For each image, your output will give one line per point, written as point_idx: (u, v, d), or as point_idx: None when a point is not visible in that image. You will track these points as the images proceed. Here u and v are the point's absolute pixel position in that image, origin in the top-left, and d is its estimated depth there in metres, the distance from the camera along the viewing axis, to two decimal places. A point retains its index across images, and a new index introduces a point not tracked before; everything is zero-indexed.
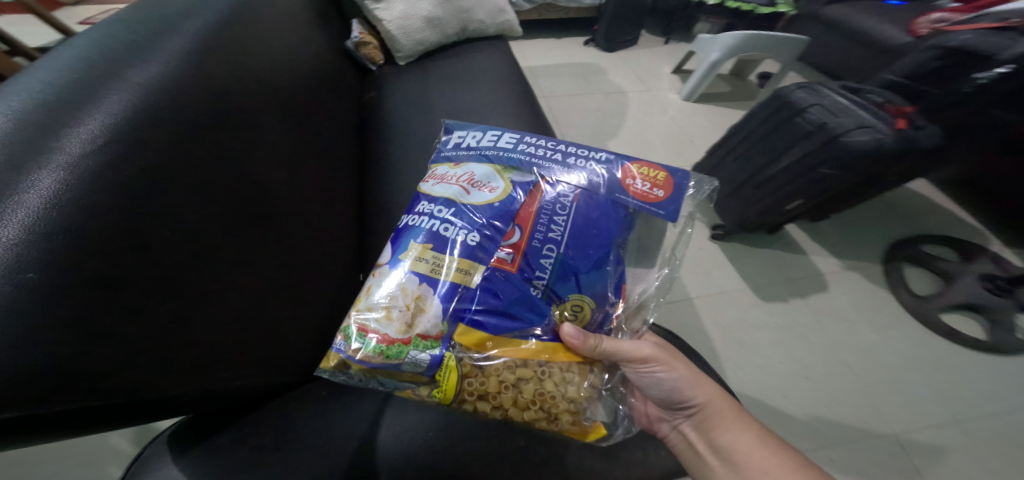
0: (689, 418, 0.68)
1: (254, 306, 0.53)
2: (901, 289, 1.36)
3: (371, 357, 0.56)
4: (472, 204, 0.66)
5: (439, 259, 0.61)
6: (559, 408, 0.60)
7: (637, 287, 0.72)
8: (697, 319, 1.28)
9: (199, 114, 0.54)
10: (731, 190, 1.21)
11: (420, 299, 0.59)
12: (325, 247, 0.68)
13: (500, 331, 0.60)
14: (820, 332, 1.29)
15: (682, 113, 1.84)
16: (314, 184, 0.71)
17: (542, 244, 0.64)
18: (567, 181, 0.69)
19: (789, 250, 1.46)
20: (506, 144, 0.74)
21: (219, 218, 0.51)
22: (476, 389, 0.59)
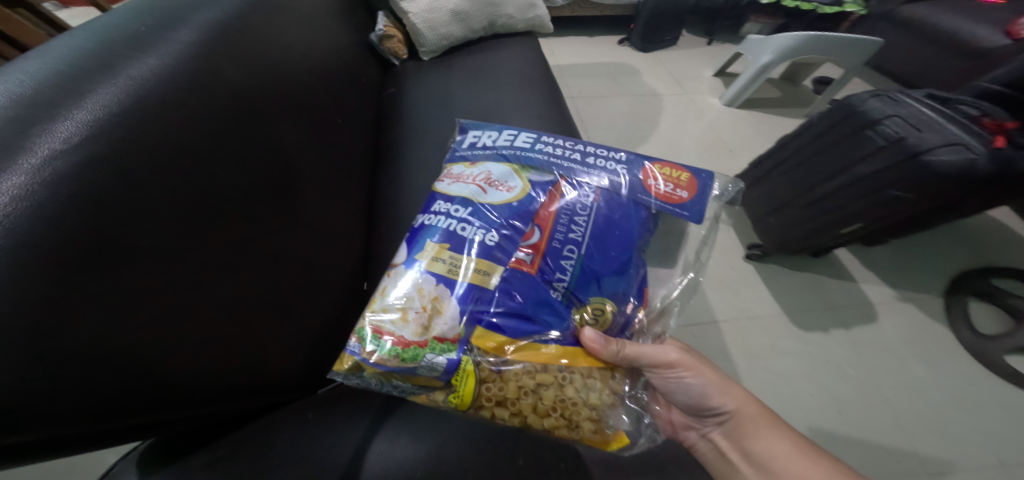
0: (719, 425, 0.66)
1: (248, 313, 0.48)
2: (960, 326, 1.22)
3: (385, 360, 0.52)
4: (490, 203, 0.62)
5: (457, 259, 0.56)
6: (581, 416, 0.54)
7: (659, 291, 0.67)
8: (722, 344, 1.16)
9: (201, 104, 0.50)
10: (775, 207, 1.11)
11: (436, 301, 0.54)
12: (330, 250, 0.63)
13: (520, 334, 0.55)
14: (857, 364, 1.16)
15: (720, 119, 1.73)
16: (324, 182, 0.66)
17: (563, 244, 0.60)
18: (588, 180, 0.65)
19: (832, 275, 1.33)
20: (523, 143, 0.70)
21: (214, 217, 0.47)
22: (495, 396, 0.53)
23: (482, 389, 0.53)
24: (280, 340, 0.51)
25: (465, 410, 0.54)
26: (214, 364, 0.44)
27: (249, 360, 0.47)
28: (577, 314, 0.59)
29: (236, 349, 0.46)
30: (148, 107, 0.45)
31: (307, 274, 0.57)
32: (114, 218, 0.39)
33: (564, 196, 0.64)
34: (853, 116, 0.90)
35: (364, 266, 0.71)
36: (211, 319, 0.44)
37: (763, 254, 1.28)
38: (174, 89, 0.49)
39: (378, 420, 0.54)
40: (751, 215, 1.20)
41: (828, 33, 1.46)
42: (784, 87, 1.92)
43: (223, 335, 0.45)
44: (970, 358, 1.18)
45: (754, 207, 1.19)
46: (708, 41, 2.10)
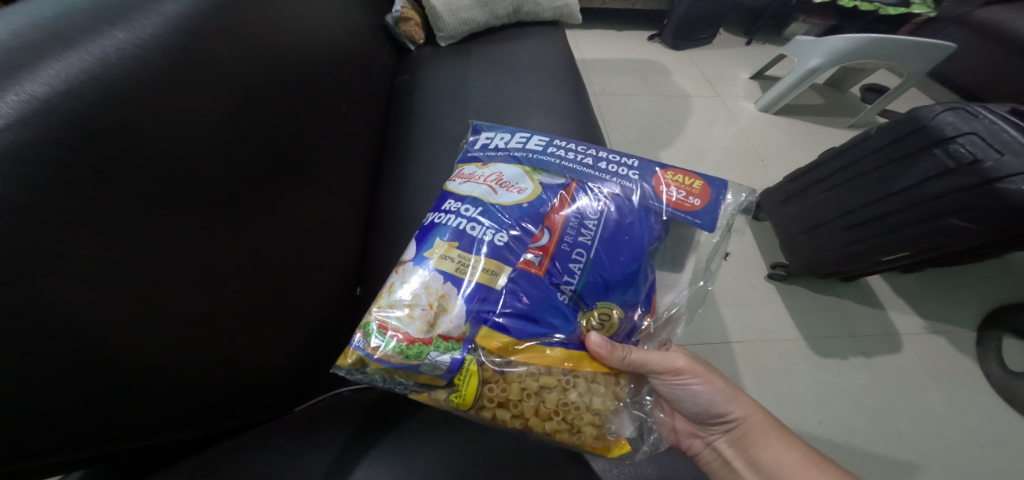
0: (727, 433, 0.58)
1: (210, 319, 0.42)
2: (990, 361, 1.11)
3: (387, 356, 0.46)
4: (497, 201, 0.55)
5: (466, 258, 0.50)
6: (583, 420, 0.48)
7: (665, 298, 0.59)
8: (733, 367, 1.07)
9: (177, 79, 0.44)
10: (810, 226, 1.04)
11: (443, 298, 0.48)
12: (318, 249, 0.57)
13: (525, 336, 0.49)
14: (873, 394, 1.06)
15: (752, 125, 1.62)
16: (319, 175, 0.60)
17: (573, 246, 0.53)
18: (602, 184, 0.58)
19: (859, 300, 1.22)
20: (531, 145, 0.62)
21: (181, 211, 0.41)
22: (495, 398, 0.48)
23: (484, 390, 0.48)
24: (250, 349, 0.46)
25: (466, 410, 0.48)
26: (158, 378, 0.38)
27: (208, 370, 0.42)
28: (585, 316, 0.52)
29: (191, 359, 0.40)
30: (112, 80, 0.40)
31: (289, 275, 0.51)
32: (53, 206, 0.33)
33: (574, 204, 0.56)
34: (921, 131, 0.80)
35: (356, 268, 0.65)
36: (162, 326, 0.38)
37: (787, 275, 1.18)
38: (145, 60, 0.43)
39: (350, 435, 0.47)
40: (784, 232, 1.11)
41: (891, 36, 1.33)
42: (828, 94, 1.80)
43: (175, 342, 0.39)
44: (995, 396, 1.08)
45: (787, 225, 1.10)
46: (746, 41, 1.98)
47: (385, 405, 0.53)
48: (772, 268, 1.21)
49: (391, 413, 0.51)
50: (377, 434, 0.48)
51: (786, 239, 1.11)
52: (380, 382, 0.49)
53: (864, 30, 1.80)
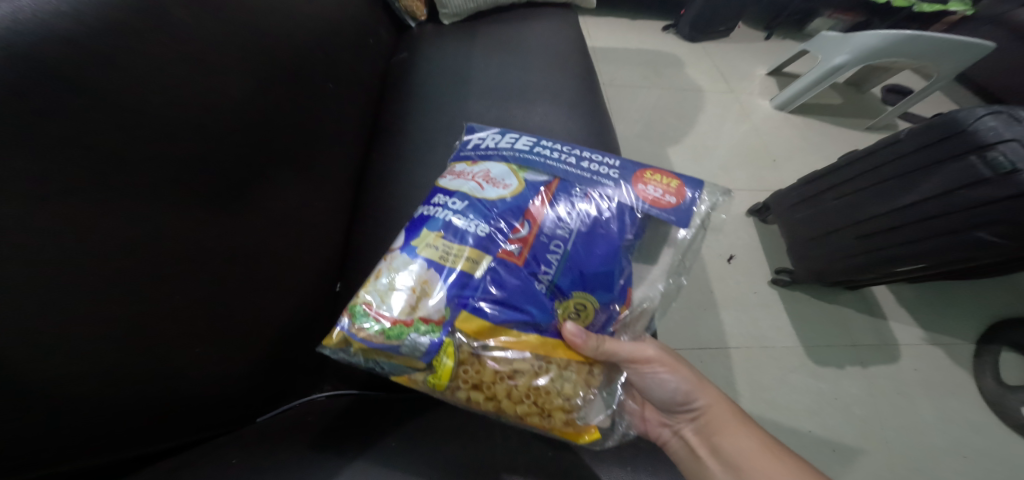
0: (692, 422, 0.53)
1: (156, 313, 0.38)
2: (985, 375, 1.07)
3: (370, 336, 0.43)
4: (484, 196, 0.51)
5: (451, 248, 0.47)
6: (555, 404, 0.44)
7: (638, 290, 0.54)
8: (729, 374, 1.02)
9: (130, 44, 0.40)
10: (817, 234, 1.00)
11: (426, 283, 0.45)
12: (291, 238, 0.53)
13: (502, 321, 0.45)
14: (868, 406, 1.03)
15: (765, 123, 1.57)
16: (296, 158, 0.55)
17: (552, 237, 0.49)
18: (589, 184, 0.53)
19: (862, 309, 1.16)
20: (516, 146, 0.57)
21: (127, 192, 0.37)
22: (465, 378, 0.44)
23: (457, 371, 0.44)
24: (203, 345, 0.41)
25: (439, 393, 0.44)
26: (89, 375, 0.34)
27: (150, 368, 0.37)
28: (561, 309, 0.48)
29: (131, 356, 0.36)
30: (50, 37, 0.35)
31: (254, 266, 0.47)
32: None
33: (555, 205, 0.51)
34: (957, 136, 0.75)
35: (335, 259, 0.61)
36: (96, 320, 0.34)
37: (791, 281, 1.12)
38: (92, 19, 0.38)
39: (309, 438, 0.43)
40: (793, 238, 1.07)
41: (925, 34, 1.28)
42: (847, 95, 1.75)
43: (110, 337, 0.35)
44: (989, 410, 1.04)
45: (796, 231, 1.06)
46: (766, 35, 1.90)
47: (353, 410, 0.49)
48: (777, 273, 1.14)
49: (354, 419, 0.47)
50: (340, 435, 0.44)
51: (795, 246, 1.07)
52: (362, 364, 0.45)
53: (891, 27, 1.73)
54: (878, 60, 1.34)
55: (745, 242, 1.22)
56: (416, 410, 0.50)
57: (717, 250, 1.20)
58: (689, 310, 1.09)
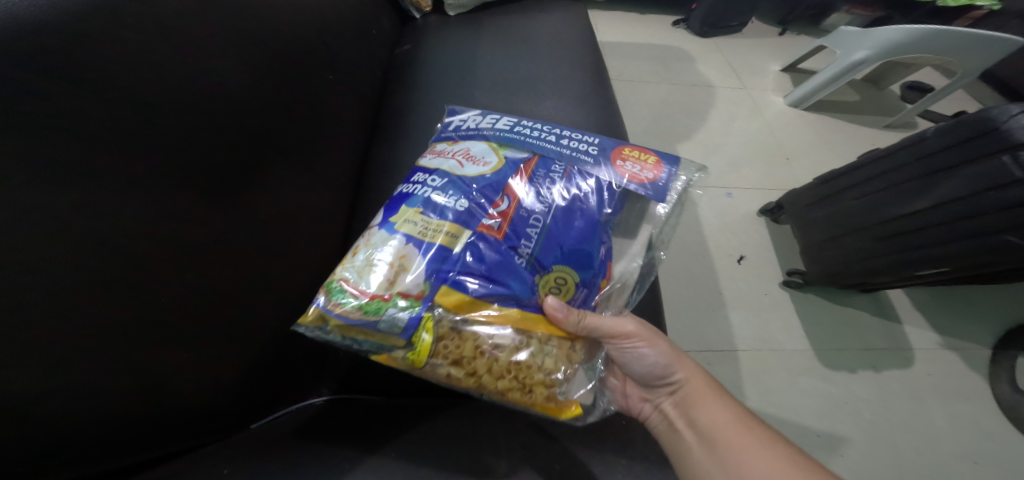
0: (671, 396, 0.51)
1: (134, 315, 0.36)
2: (1000, 380, 1.04)
3: (347, 312, 0.42)
4: (465, 173, 0.50)
5: (432, 222, 0.46)
6: (534, 378, 0.43)
7: (619, 265, 0.53)
8: (736, 376, 1.00)
9: (109, 32, 0.38)
10: (832, 235, 0.99)
11: (405, 258, 0.44)
12: (282, 235, 0.51)
13: (482, 294, 0.44)
14: (879, 411, 0.99)
15: (778, 120, 1.53)
16: (289, 152, 0.53)
17: (531, 212, 0.49)
18: (568, 161, 0.53)
19: (876, 312, 1.13)
20: (497, 125, 0.56)
21: (105, 187, 0.35)
22: (444, 354, 0.43)
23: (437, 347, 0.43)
24: (185, 348, 0.39)
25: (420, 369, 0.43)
26: (77, 376, 0.32)
27: (130, 374, 0.35)
28: (543, 284, 0.46)
29: (107, 361, 0.34)
30: (21, 24, 0.33)
31: (242, 264, 0.45)
32: None
33: (536, 182, 0.51)
34: (988, 136, 0.71)
35: (330, 256, 0.59)
36: (81, 318, 0.33)
37: (803, 283, 1.09)
38: (72, 6, 0.36)
39: (297, 446, 0.41)
40: (806, 239, 1.06)
41: (951, 29, 1.23)
42: (864, 92, 1.70)
43: (83, 341, 0.33)
44: (1005, 417, 1.01)
45: (810, 231, 1.04)
46: (780, 31, 1.86)
47: (343, 416, 0.48)
48: (788, 274, 1.11)
49: (345, 419, 0.45)
50: (326, 443, 0.42)
51: (810, 247, 1.05)
52: (340, 343, 0.44)
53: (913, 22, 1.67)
54: (900, 56, 1.31)
55: (756, 242, 1.19)
56: (413, 418, 0.47)
57: (727, 250, 1.17)
58: (697, 312, 1.06)
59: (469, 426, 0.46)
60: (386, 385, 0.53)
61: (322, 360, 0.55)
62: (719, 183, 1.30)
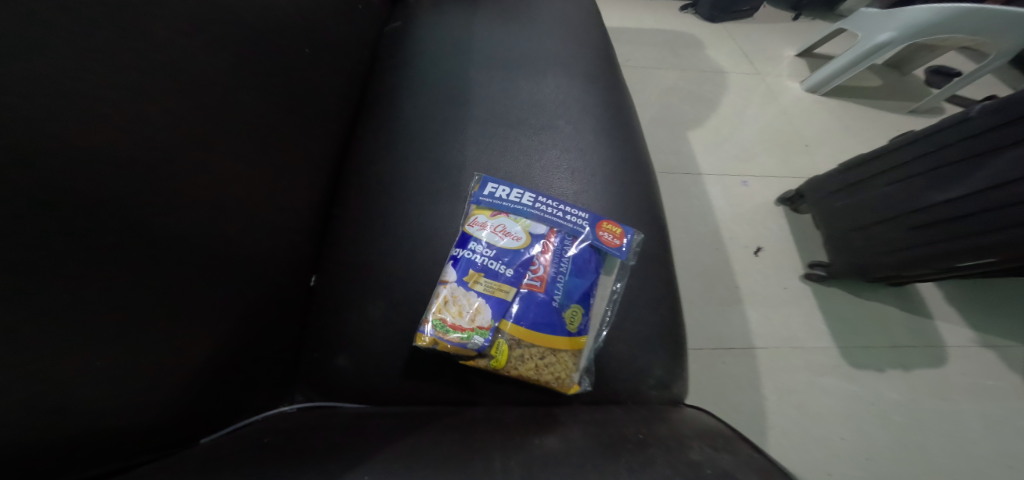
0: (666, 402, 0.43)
1: (57, 311, 0.29)
2: None
3: (448, 338, 0.42)
4: (505, 246, 0.47)
5: (493, 283, 0.45)
6: (554, 375, 0.44)
7: (604, 310, 0.49)
8: (753, 374, 0.93)
9: None
10: (860, 225, 0.93)
11: (475, 304, 0.44)
12: (253, 221, 0.44)
13: (538, 332, 0.44)
14: (908, 412, 0.93)
15: (795, 106, 1.45)
16: (259, 125, 0.47)
17: (558, 269, 0.47)
18: (575, 217, 0.50)
19: (904, 307, 1.05)
20: (521, 198, 0.51)
21: (16, 155, 0.28)
22: (516, 368, 0.44)
23: (510, 362, 0.44)
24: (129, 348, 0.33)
25: (499, 373, 0.44)
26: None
27: (56, 381, 0.29)
28: (571, 319, 0.45)
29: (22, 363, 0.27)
30: None
31: (201, 251, 0.39)
32: None
33: (566, 250, 0.48)
34: None
35: (308, 244, 0.52)
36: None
37: (826, 276, 1.01)
38: None
39: (256, 457, 0.33)
40: (832, 228, 1.00)
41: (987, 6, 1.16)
42: (887, 76, 1.61)
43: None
44: None
45: (838, 221, 0.98)
46: (794, 15, 1.77)
47: (318, 425, 0.39)
48: (810, 267, 1.04)
49: (319, 424, 0.39)
50: (296, 457, 0.33)
51: (834, 235, 1.00)
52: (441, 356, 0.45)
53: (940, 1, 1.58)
54: (928, 37, 1.23)
55: (774, 233, 1.12)
56: (401, 430, 0.39)
57: (742, 241, 1.10)
58: (711, 307, 0.99)
59: (466, 433, 0.38)
60: (371, 388, 0.45)
61: (295, 360, 0.48)
62: (733, 171, 1.23)
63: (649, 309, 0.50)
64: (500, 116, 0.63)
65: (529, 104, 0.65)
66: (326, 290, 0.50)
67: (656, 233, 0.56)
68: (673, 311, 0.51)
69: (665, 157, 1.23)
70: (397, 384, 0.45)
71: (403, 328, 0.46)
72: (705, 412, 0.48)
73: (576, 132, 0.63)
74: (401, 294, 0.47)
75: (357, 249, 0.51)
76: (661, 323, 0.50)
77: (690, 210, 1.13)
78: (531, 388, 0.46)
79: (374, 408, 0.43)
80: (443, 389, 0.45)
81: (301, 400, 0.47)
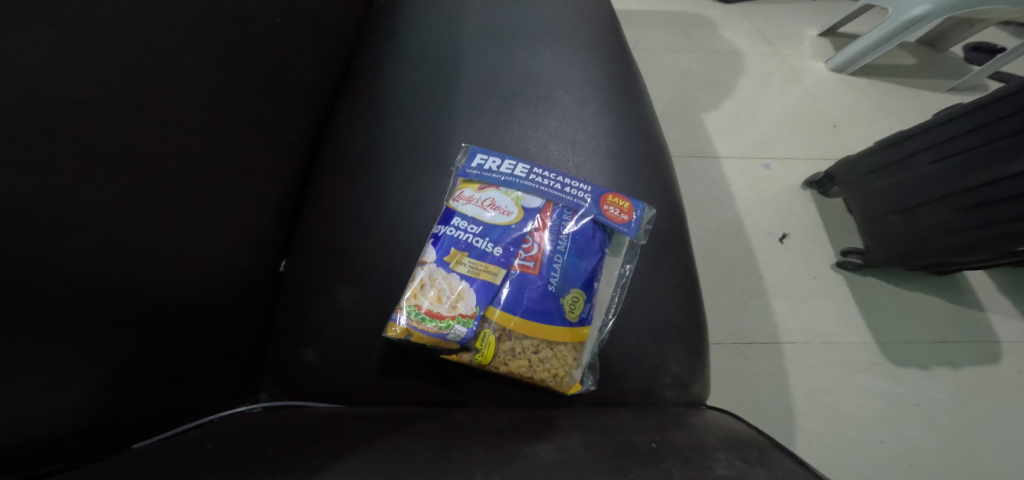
0: (661, 411, 0.39)
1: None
2: None
3: (426, 327, 0.37)
4: (492, 222, 0.42)
5: (478, 265, 0.39)
6: (551, 372, 0.38)
7: (607, 297, 0.43)
8: (780, 372, 0.85)
9: None
10: (901, 208, 0.85)
11: (457, 290, 0.38)
12: (222, 197, 0.39)
13: (532, 320, 0.38)
14: (956, 413, 0.84)
15: (821, 86, 1.35)
16: (233, 88, 0.41)
17: (555, 249, 0.41)
18: (576, 191, 0.44)
19: (951, 298, 0.95)
20: (513, 170, 0.45)
21: None
22: (505, 363, 0.38)
23: (499, 357, 0.38)
24: (59, 341, 0.27)
25: (487, 368, 0.38)
26: None
27: None
28: (570, 306, 0.39)
29: None
30: None
31: (155, 229, 0.33)
32: None
33: (563, 226, 0.42)
34: None
35: (282, 225, 0.46)
36: None
37: (861, 264, 0.93)
38: None
39: (212, 463, 0.28)
40: (868, 212, 0.91)
41: None
42: (922, 54, 1.49)
43: None
44: None
45: (876, 203, 0.89)
46: None
47: (284, 429, 0.34)
48: (843, 255, 0.95)
49: (286, 427, 0.34)
50: (250, 465, 0.28)
51: (871, 219, 0.91)
52: (423, 349, 0.39)
53: None
54: (965, 11, 1.16)
55: (800, 218, 1.03)
56: (376, 433, 0.33)
57: (766, 228, 1.01)
58: (732, 299, 0.92)
59: (449, 439, 0.33)
60: (346, 387, 0.40)
61: (266, 356, 0.43)
62: (754, 154, 1.14)
63: (665, 297, 0.44)
64: (494, 86, 0.57)
65: (529, 73, 0.59)
66: (301, 275, 0.44)
67: (671, 213, 0.49)
68: (692, 300, 0.45)
69: (678, 140, 1.16)
70: (375, 381, 0.40)
71: (383, 319, 0.41)
72: (731, 416, 0.41)
73: (581, 102, 0.57)
74: (383, 282, 0.43)
75: (335, 231, 0.46)
76: (679, 314, 0.44)
77: (707, 196, 1.05)
78: (526, 386, 0.40)
79: (348, 409, 0.38)
80: (427, 387, 0.40)
81: (270, 398, 0.42)
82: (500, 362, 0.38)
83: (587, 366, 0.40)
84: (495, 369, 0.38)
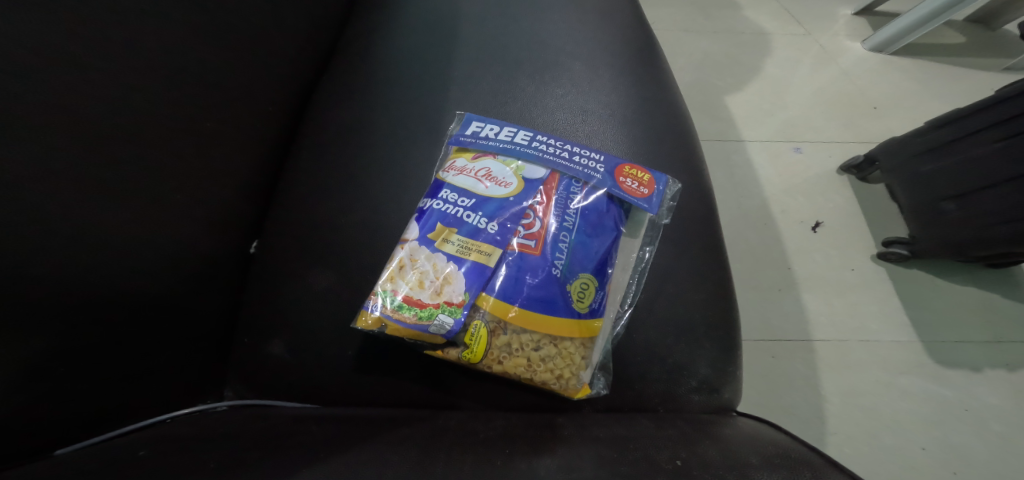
0: (684, 417, 0.33)
1: None
2: None
3: (405, 316, 0.32)
4: (487, 195, 0.36)
5: (468, 244, 0.34)
6: (552, 372, 0.33)
7: (621, 284, 0.37)
8: (811, 371, 0.78)
9: None
10: (955, 193, 0.76)
11: (444, 273, 0.33)
12: (188, 165, 0.34)
13: (531, 308, 0.33)
14: (1011, 422, 0.75)
15: (857, 66, 1.24)
16: (210, 43, 0.36)
17: (560, 227, 0.35)
18: (587, 161, 0.38)
19: (1008, 294, 0.86)
20: (514, 137, 0.39)
21: None
22: (500, 360, 0.33)
23: (490, 352, 0.33)
24: None
25: (477, 365, 0.33)
26: None
27: None
28: (578, 293, 0.34)
29: None
30: None
31: (98, 200, 0.28)
32: None
33: (571, 199, 0.37)
34: None
35: (256, 203, 0.42)
36: None
37: (909, 256, 0.83)
38: None
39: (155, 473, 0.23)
40: (918, 197, 0.82)
41: None
42: (972, 31, 1.36)
43: None
44: None
45: (928, 187, 0.80)
46: None
47: (246, 433, 0.29)
48: (886, 246, 0.85)
49: (248, 431, 0.29)
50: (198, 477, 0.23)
51: (921, 206, 0.82)
52: (405, 341, 0.34)
53: None
54: None
55: (835, 206, 0.95)
56: (348, 439, 0.29)
57: (798, 216, 0.93)
58: (758, 291, 0.84)
59: (431, 449, 0.28)
60: (321, 383, 0.35)
61: (237, 348, 0.39)
62: (783, 138, 1.05)
63: (691, 287, 0.38)
64: (498, 52, 0.51)
65: (537, 37, 0.53)
66: (274, 258, 0.40)
67: (697, 191, 0.43)
68: (721, 291, 0.39)
69: (700, 123, 1.07)
70: (353, 377, 0.35)
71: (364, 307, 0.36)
72: (768, 424, 0.35)
73: (595, 68, 0.50)
74: (366, 267, 0.38)
75: (315, 211, 0.41)
76: (707, 306, 0.37)
77: (731, 181, 0.97)
78: (525, 387, 0.35)
79: (322, 410, 0.33)
80: (412, 387, 0.35)
81: (239, 394, 0.38)
82: (493, 359, 0.33)
83: (596, 366, 0.35)
84: (488, 367, 0.33)
